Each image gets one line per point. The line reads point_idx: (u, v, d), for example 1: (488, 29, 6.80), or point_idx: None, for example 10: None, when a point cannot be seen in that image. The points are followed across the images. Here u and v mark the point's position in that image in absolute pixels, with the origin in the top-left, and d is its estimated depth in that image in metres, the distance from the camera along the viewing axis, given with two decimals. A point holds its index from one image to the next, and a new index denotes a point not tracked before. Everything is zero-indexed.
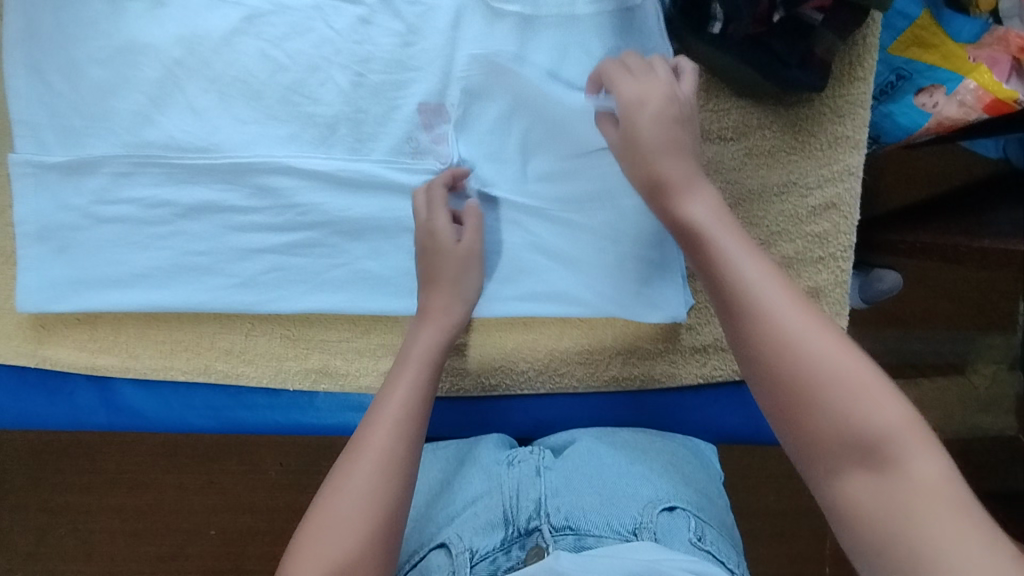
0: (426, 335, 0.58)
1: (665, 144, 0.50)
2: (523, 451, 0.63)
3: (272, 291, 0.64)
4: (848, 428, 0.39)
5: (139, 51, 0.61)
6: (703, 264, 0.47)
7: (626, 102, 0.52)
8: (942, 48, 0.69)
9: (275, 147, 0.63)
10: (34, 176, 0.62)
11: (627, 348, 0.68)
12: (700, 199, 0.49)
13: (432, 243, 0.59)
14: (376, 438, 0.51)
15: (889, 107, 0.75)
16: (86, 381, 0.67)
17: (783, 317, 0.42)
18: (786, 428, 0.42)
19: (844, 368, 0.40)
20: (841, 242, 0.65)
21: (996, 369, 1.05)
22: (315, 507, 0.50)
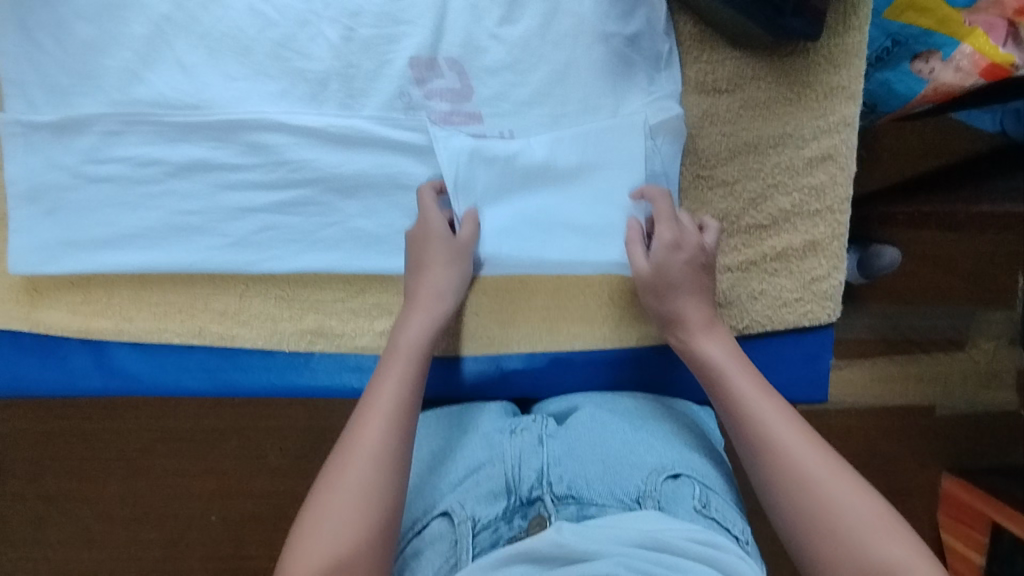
0: (417, 327, 0.59)
1: (691, 287, 0.60)
2: (526, 420, 0.62)
3: (265, 251, 0.64)
4: (864, 560, 0.45)
5: (127, 8, 0.61)
6: (724, 402, 0.56)
7: (665, 241, 0.60)
8: (936, 12, 0.67)
9: (265, 103, 0.62)
10: (23, 135, 0.61)
11: (623, 307, 0.68)
12: (713, 340, 0.59)
13: (431, 235, 0.60)
14: (368, 431, 0.52)
15: (884, 75, 0.75)
16: (80, 345, 0.66)
17: (799, 455, 0.50)
18: (803, 552, 0.48)
19: (854, 506, 0.47)
20: (838, 194, 0.65)
21: (997, 344, 1.04)
22: (310, 504, 0.49)
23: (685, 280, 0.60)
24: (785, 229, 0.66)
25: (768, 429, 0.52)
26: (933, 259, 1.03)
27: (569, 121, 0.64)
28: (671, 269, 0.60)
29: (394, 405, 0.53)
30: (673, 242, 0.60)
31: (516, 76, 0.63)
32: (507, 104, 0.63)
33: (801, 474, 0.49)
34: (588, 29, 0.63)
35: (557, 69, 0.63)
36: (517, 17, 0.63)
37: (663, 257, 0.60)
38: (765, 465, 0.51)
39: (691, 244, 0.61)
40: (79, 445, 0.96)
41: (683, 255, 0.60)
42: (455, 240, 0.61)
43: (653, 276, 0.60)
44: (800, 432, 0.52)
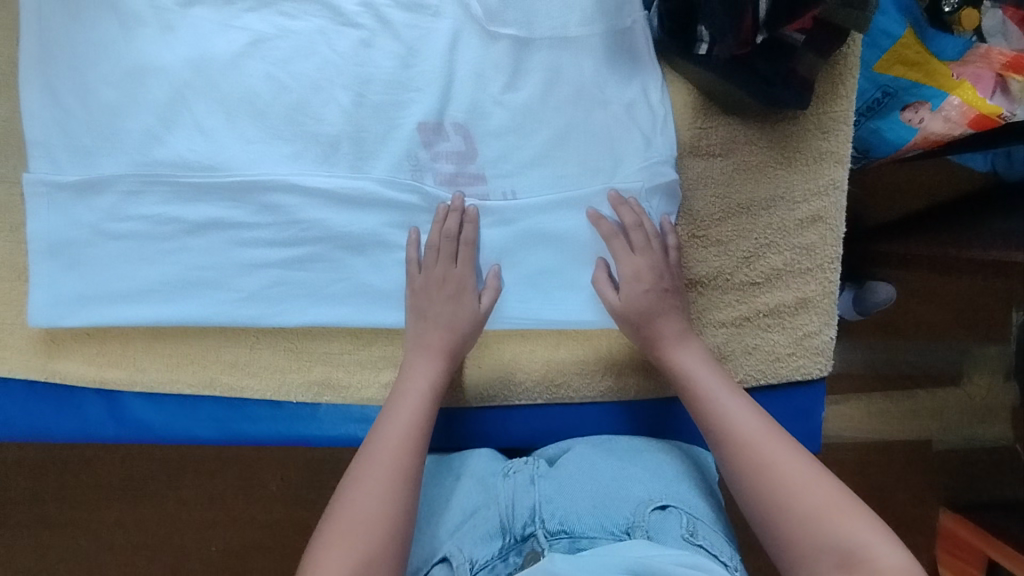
0: (427, 369, 0.63)
1: (656, 311, 0.64)
2: (518, 462, 0.64)
3: (275, 305, 0.66)
4: (822, 534, 0.51)
5: (148, 74, 0.63)
6: (692, 397, 0.61)
7: (624, 275, 0.64)
8: (926, 66, 0.71)
9: (278, 165, 0.64)
10: (47, 194, 0.64)
11: (621, 358, 0.69)
12: (685, 349, 0.63)
13: (459, 299, 0.64)
14: (388, 450, 0.57)
15: (877, 123, 0.78)
16: (94, 394, 0.68)
17: (759, 443, 0.57)
18: (768, 531, 0.54)
19: (809, 488, 0.53)
20: (829, 252, 0.67)
21: (993, 380, 1.06)
22: (333, 515, 0.54)
23: (653, 308, 0.64)
24: (778, 286, 0.68)
25: (735, 425, 0.58)
26: (926, 295, 1.06)
27: (570, 182, 0.66)
28: (635, 302, 0.64)
29: (410, 428, 0.59)
30: (633, 273, 0.64)
31: (519, 139, 0.65)
32: (512, 165, 0.65)
33: (767, 461, 0.55)
34: (589, 95, 0.65)
35: (559, 133, 0.65)
36: (521, 83, 0.65)
37: (628, 290, 0.64)
38: (731, 453, 0.57)
39: (650, 273, 0.64)
40: (86, 478, 0.98)
41: (643, 288, 0.64)
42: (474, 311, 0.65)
43: (622, 311, 0.64)
44: (760, 420, 0.58)
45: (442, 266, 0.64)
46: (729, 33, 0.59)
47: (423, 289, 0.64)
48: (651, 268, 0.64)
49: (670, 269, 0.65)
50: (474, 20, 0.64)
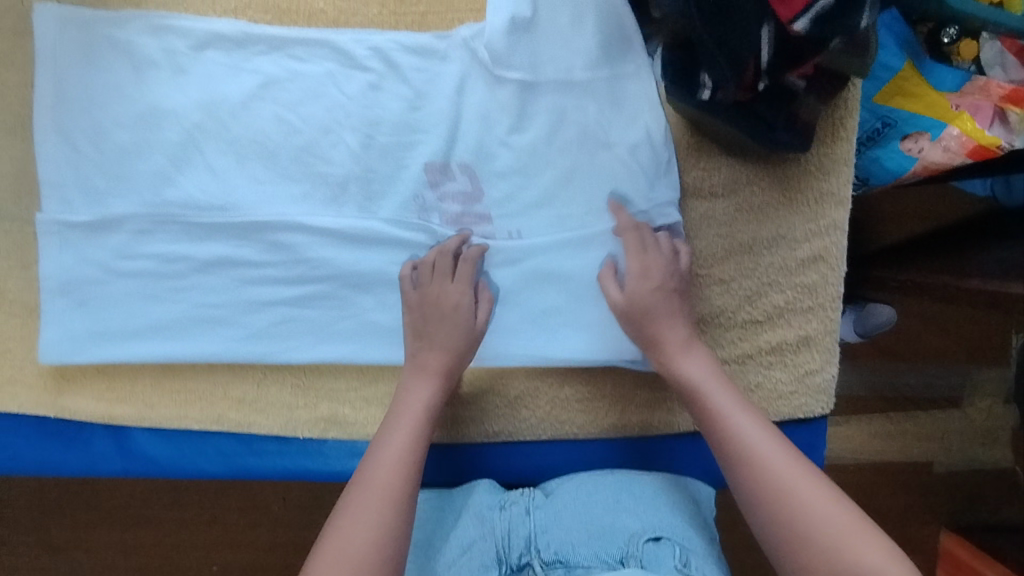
0: (423, 391, 0.62)
1: (663, 313, 0.64)
2: (514, 494, 0.66)
3: (283, 342, 0.67)
4: (840, 559, 0.52)
5: (160, 116, 0.64)
6: (706, 417, 0.61)
7: (632, 271, 0.64)
8: (925, 98, 0.72)
9: (288, 205, 0.65)
10: (60, 234, 0.65)
11: (624, 397, 0.70)
12: (695, 365, 0.63)
13: (453, 313, 0.64)
14: (381, 477, 0.57)
15: (876, 152, 0.78)
16: (103, 430, 0.69)
17: (777, 467, 0.57)
18: (786, 553, 0.55)
19: (827, 513, 0.54)
20: (830, 292, 0.68)
21: (992, 404, 1.06)
22: (324, 540, 0.55)
23: (657, 307, 0.64)
24: (779, 324, 0.69)
25: (749, 445, 0.58)
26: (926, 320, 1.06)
27: (575, 221, 0.67)
28: (640, 296, 0.64)
29: (405, 454, 0.59)
30: (641, 270, 0.64)
31: (524, 179, 0.66)
32: (517, 205, 0.66)
33: (781, 484, 0.56)
34: (594, 137, 0.65)
35: (564, 174, 0.66)
36: (526, 124, 0.66)
37: (635, 286, 0.64)
38: (747, 477, 0.57)
39: (659, 272, 0.64)
40: (89, 499, 0.98)
41: (652, 285, 0.63)
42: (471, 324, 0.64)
43: (628, 307, 0.64)
44: (776, 443, 0.58)
45: (442, 276, 0.64)
46: (733, 81, 0.58)
47: (425, 294, 0.64)
48: (662, 267, 0.64)
49: (680, 271, 0.65)
50: (480, 63, 0.65)
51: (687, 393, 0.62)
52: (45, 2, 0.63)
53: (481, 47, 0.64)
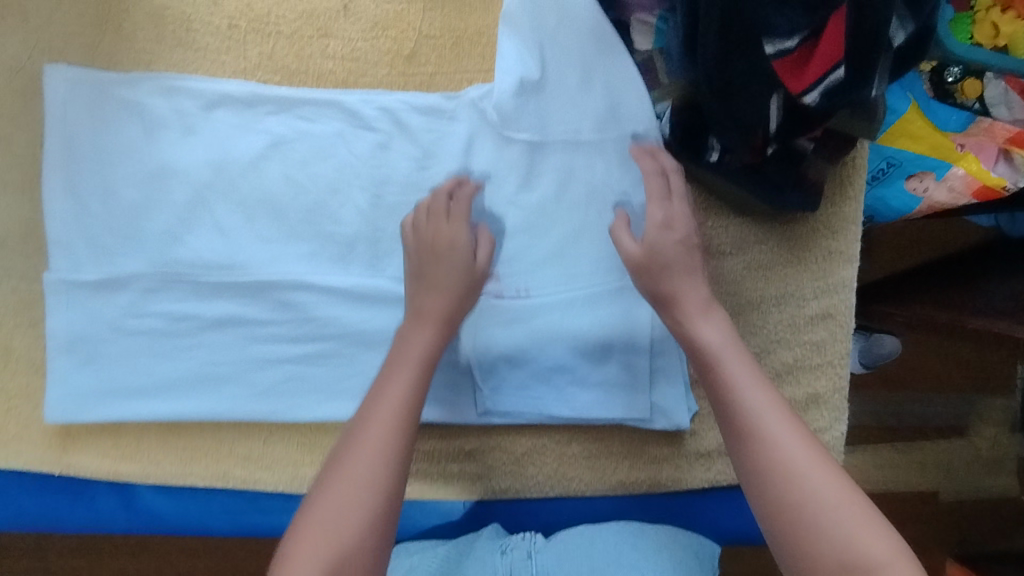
0: (423, 339, 0.58)
1: (684, 269, 0.58)
2: (515, 538, 0.65)
3: (290, 400, 0.66)
4: (848, 553, 0.47)
5: (169, 176, 0.64)
6: (715, 387, 0.55)
7: (654, 220, 0.60)
8: (931, 139, 0.72)
9: (296, 264, 0.65)
10: (67, 292, 0.65)
11: (632, 453, 0.69)
12: (711, 327, 0.57)
13: (452, 250, 0.59)
14: (371, 437, 0.53)
15: (880, 191, 0.78)
16: (108, 486, 0.69)
17: (789, 448, 0.50)
18: (787, 541, 0.49)
19: (838, 508, 0.48)
20: (839, 349, 0.68)
21: (997, 432, 1.03)
22: (312, 498, 0.52)
23: (680, 260, 0.58)
24: (789, 381, 0.68)
25: (760, 422, 0.51)
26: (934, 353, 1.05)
27: (584, 279, 0.66)
28: (663, 248, 0.59)
29: (400, 407, 0.54)
30: (663, 220, 0.60)
31: (533, 238, 0.66)
32: (526, 264, 0.66)
33: (793, 468, 0.49)
34: (604, 196, 0.65)
35: (573, 233, 0.66)
36: (534, 183, 0.65)
37: (656, 239, 0.59)
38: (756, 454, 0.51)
39: (684, 226, 0.60)
40: None
41: (677, 237, 0.59)
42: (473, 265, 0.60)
43: (645, 258, 0.59)
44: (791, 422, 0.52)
45: (442, 218, 0.60)
46: (742, 146, 0.58)
47: (428, 233, 0.60)
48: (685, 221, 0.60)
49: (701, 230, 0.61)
50: (489, 123, 0.64)
51: (698, 357, 0.56)
52: (55, 64, 0.64)
53: (490, 107, 0.64)
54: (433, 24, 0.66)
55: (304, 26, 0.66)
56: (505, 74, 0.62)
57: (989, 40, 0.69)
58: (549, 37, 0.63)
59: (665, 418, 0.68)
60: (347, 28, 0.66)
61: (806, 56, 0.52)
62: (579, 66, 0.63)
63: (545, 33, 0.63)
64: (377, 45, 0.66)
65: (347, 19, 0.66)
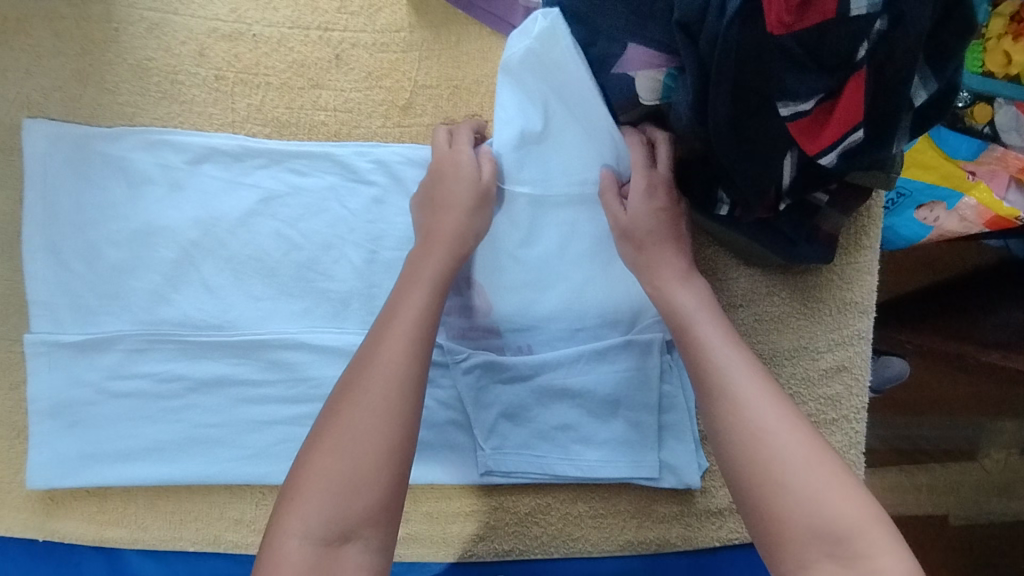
0: (434, 258, 0.56)
1: (662, 237, 0.58)
2: None
3: (282, 462, 0.64)
4: (822, 517, 0.44)
5: (156, 234, 0.62)
6: (690, 344, 0.54)
7: (642, 186, 0.58)
8: (942, 169, 0.70)
9: (288, 322, 0.63)
10: (49, 353, 0.63)
11: (640, 512, 0.66)
12: (689, 286, 0.57)
13: (456, 172, 0.59)
14: (389, 354, 0.51)
15: (889, 220, 0.75)
16: (94, 551, 0.66)
17: (759, 403, 0.49)
18: (754, 504, 0.46)
19: (814, 462, 0.46)
20: (853, 403, 0.66)
21: (1009, 455, 0.96)
22: (318, 429, 0.49)
23: (659, 229, 0.58)
24: None
25: (735, 376, 0.50)
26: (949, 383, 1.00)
27: (587, 334, 0.65)
28: (645, 215, 0.58)
29: (409, 334, 0.52)
30: (648, 187, 0.58)
31: (535, 293, 0.64)
32: (527, 319, 0.64)
33: (760, 422, 0.48)
34: (607, 249, 0.63)
35: (576, 287, 0.64)
36: (536, 237, 0.63)
37: (642, 203, 0.58)
38: (731, 410, 0.49)
39: (668, 193, 0.59)
40: None
41: (660, 205, 0.59)
42: (476, 182, 0.58)
43: (629, 225, 0.58)
44: (764, 381, 0.50)
45: (444, 146, 0.60)
46: (754, 204, 0.57)
47: (430, 166, 0.61)
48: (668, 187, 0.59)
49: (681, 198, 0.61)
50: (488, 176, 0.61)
51: (676, 312, 0.55)
52: (35, 120, 0.62)
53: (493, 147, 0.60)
54: (429, 74, 0.64)
55: (294, 77, 0.64)
56: (511, 119, 0.59)
57: (1001, 68, 0.65)
58: (555, 87, 0.58)
59: (674, 476, 0.65)
60: (339, 79, 0.64)
61: (822, 117, 0.49)
62: (586, 117, 0.59)
63: (551, 83, 0.58)
64: (370, 95, 0.64)
65: (339, 70, 0.64)
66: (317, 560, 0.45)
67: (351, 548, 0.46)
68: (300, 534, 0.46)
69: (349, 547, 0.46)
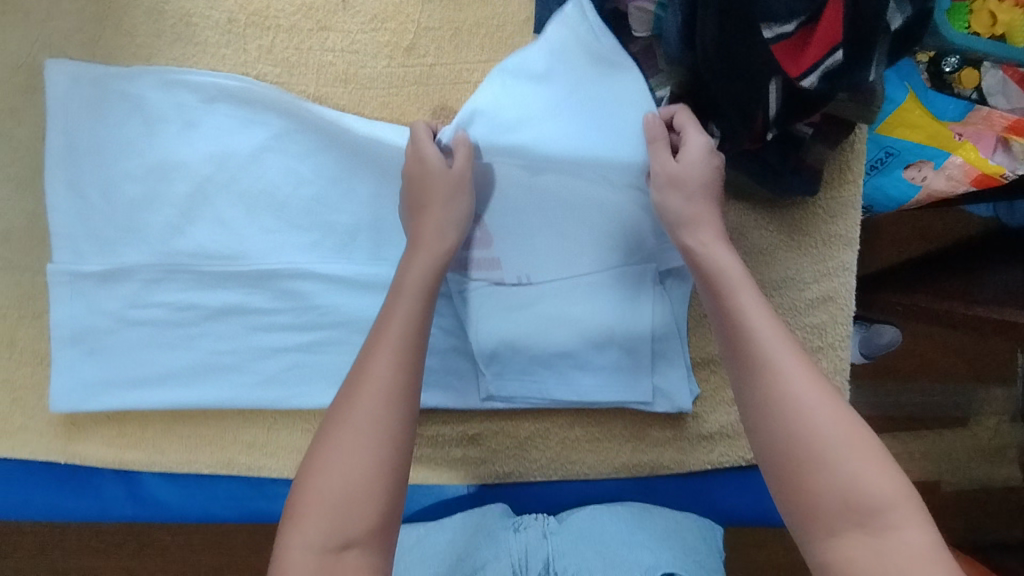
0: (421, 262, 0.58)
1: (711, 194, 0.59)
2: (529, 517, 0.67)
3: (293, 387, 0.67)
4: (852, 494, 0.46)
5: (172, 169, 0.65)
6: (725, 318, 0.54)
7: (700, 147, 0.57)
8: (928, 128, 0.71)
9: (298, 253, 0.66)
10: (71, 283, 0.65)
11: (635, 436, 0.70)
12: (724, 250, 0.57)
13: (421, 170, 0.60)
14: (376, 367, 0.53)
15: (878, 180, 0.77)
16: (113, 474, 0.69)
17: (792, 380, 0.50)
18: (787, 483, 0.48)
19: (845, 439, 0.47)
20: (839, 332, 0.68)
21: (998, 421, 1.00)
22: (317, 444, 0.52)
23: (711, 183, 0.58)
24: None
25: (768, 356, 0.51)
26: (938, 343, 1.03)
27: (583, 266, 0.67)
28: (697, 175, 0.58)
29: (399, 341, 0.54)
30: (706, 148, 0.58)
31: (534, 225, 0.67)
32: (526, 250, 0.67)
33: (795, 401, 0.49)
34: None
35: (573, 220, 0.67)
36: None
37: (694, 164, 0.58)
38: (765, 396, 0.50)
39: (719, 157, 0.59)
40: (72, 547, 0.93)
41: (714, 165, 0.58)
42: (449, 173, 0.59)
43: (677, 175, 0.58)
44: (802, 363, 0.51)
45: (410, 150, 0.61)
46: (741, 133, 0.59)
47: (404, 168, 0.62)
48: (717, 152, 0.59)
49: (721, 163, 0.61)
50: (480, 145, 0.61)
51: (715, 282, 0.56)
52: (55, 59, 0.64)
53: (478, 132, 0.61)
54: (432, 16, 0.67)
55: (303, 19, 0.67)
56: (510, 104, 0.59)
57: (987, 29, 0.67)
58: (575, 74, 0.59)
59: (667, 400, 0.69)
60: (346, 21, 0.67)
61: (807, 36, 0.53)
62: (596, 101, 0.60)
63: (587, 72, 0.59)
64: (376, 37, 0.67)
65: (346, 13, 0.67)
66: (320, 566, 0.48)
67: (350, 553, 0.49)
68: (301, 544, 0.49)
69: (348, 552, 0.49)
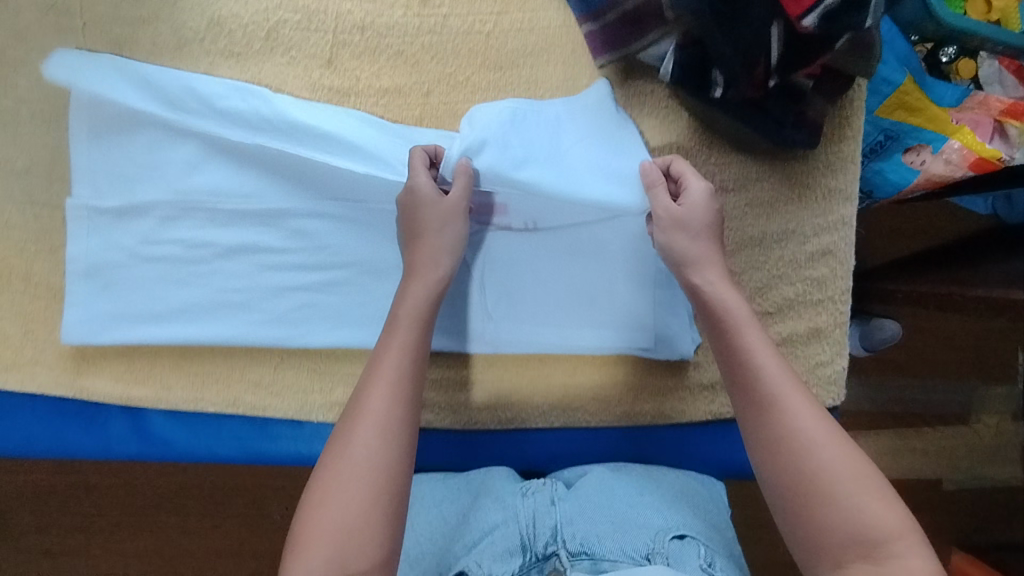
0: (416, 293, 0.59)
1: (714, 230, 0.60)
2: (537, 484, 0.64)
3: (301, 325, 0.68)
4: (856, 529, 0.47)
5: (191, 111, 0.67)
6: (728, 357, 0.56)
7: (697, 190, 0.60)
8: (926, 112, 0.71)
9: (309, 193, 0.68)
10: (88, 219, 0.67)
11: (636, 385, 0.71)
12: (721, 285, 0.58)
13: (415, 200, 0.60)
14: (374, 402, 0.53)
15: (878, 164, 0.78)
16: (119, 412, 0.70)
17: (794, 419, 0.51)
18: (795, 513, 0.50)
19: (847, 476, 0.49)
20: (839, 285, 0.70)
21: (999, 420, 1.01)
22: (318, 478, 0.51)
23: (711, 220, 0.60)
24: (791, 315, 0.70)
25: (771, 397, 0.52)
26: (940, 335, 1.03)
27: None
28: (699, 214, 0.60)
29: (395, 373, 0.54)
30: (704, 189, 0.60)
31: None
32: None
33: (797, 441, 0.50)
34: None
35: None
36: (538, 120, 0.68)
37: (695, 205, 0.60)
38: (769, 434, 0.52)
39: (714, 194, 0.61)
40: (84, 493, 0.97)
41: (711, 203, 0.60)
42: (446, 201, 0.60)
43: (682, 215, 0.59)
44: (804, 397, 0.52)
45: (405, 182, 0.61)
46: (743, 76, 0.62)
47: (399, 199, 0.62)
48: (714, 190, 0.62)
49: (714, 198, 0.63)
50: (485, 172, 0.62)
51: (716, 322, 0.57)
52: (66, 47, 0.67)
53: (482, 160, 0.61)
54: None
55: None
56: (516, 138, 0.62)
57: (983, 15, 0.70)
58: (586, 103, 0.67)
59: (669, 347, 0.69)
60: None
61: None
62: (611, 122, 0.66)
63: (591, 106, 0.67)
64: None
65: None
66: None
67: None
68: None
69: None
